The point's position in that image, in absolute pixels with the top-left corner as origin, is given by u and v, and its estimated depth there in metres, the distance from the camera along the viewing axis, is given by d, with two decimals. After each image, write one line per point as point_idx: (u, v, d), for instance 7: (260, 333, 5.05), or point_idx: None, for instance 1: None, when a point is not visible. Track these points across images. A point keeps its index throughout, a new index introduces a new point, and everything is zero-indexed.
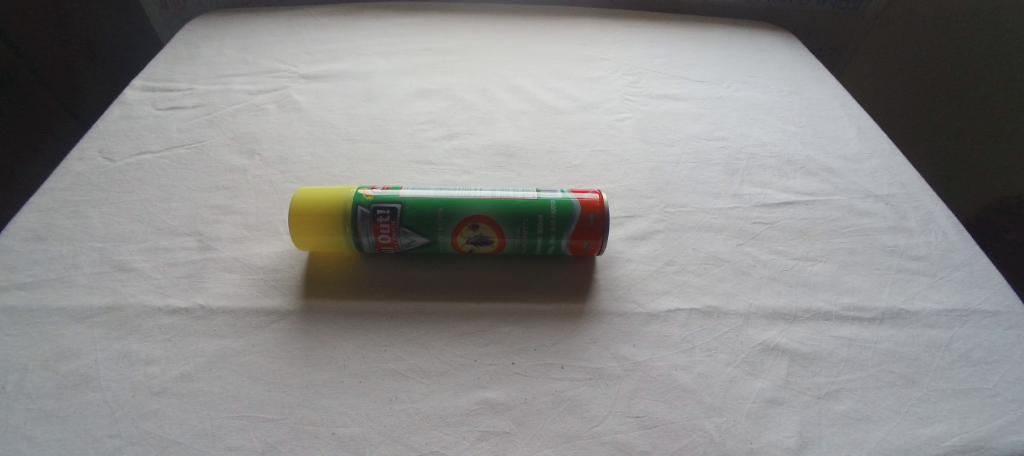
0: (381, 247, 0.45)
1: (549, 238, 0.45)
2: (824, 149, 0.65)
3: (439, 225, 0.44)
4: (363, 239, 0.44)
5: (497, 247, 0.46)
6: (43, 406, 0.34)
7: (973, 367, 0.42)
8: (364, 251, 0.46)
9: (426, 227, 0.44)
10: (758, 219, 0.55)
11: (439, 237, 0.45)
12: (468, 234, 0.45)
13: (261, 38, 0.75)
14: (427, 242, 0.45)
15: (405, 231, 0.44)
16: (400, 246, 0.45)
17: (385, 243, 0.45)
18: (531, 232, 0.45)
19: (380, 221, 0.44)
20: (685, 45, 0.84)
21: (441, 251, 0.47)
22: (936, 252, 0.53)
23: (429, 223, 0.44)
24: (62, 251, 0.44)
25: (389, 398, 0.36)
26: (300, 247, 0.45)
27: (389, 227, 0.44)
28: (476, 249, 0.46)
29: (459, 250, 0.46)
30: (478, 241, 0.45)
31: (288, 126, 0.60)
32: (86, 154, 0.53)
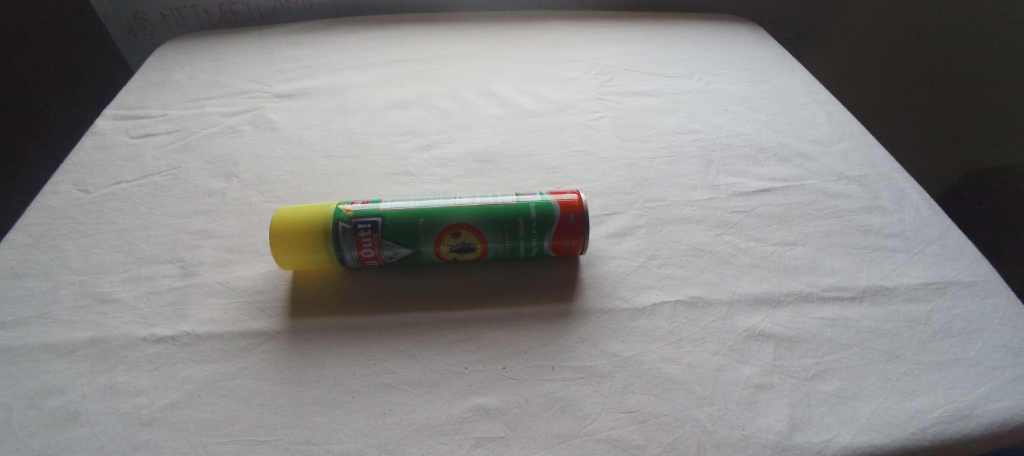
0: (365, 261, 0.45)
1: (532, 241, 0.46)
2: (797, 135, 0.67)
3: (421, 235, 0.44)
4: (346, 254, 0.44)
5: (481, 253, 0.46)
6: (29, 446, 0.33)
7: (952, 338, 0.43)
8: (348, 266, 0.46)
9: (409, 238, 0.44)
10: (736, 208, 0.56)
11: (422, 247, 0.45)
12: (451, 242, 0.45)
13: (233, 59, 0.75)
14: (410, 252, 0.45)
15: (388, 243, 0.44)
16: (384, 259, 0.46)
17: (369, 256, 0.45)
18: (513, 237, 0.45)
19: (362, 235, 0.44)
20: (656, 41, 0.85)
21: (426, 261, 0.47)
22: (909, 229, 0.54)
23: (411, 234, 0.44)
24: (41, 287, 0.43)
25: (382, 411, 0.37)
26: (284, 267, 0.45)
27: (372, 240, 0.44)
28: (459, 256, 0.47)
29: (443, 258, 0.47)
30: (461, 248, 0.46)
31: (266, 147, 0.59)
32: (61, 187, 0.53)
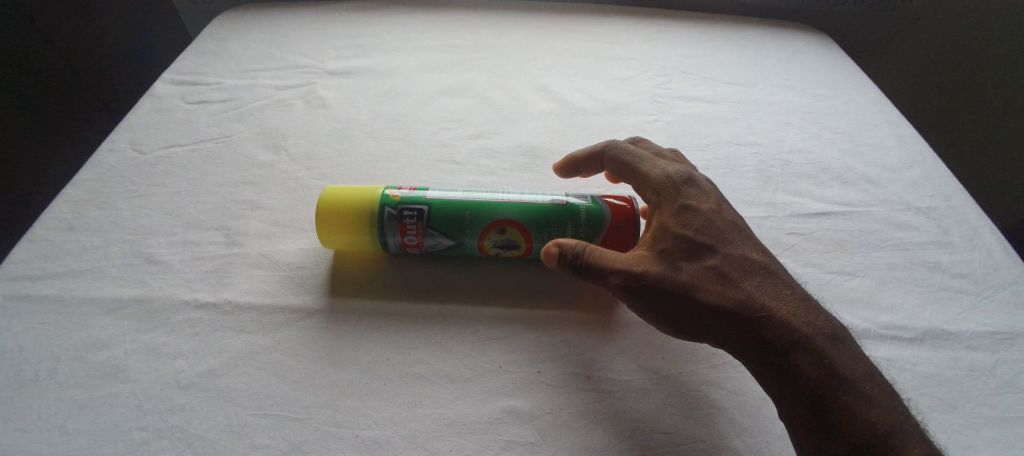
0: (407, 247, 0.45)
1: (578, 244, 0.44)
2: (862, 158, 0.63)
3: (466, 227, 0.43)
4: (388, 239, 0.44)
5: (524, 251, 0.45)
6: (75, 396, 0.35)
7: (1017, 395, 0.41)
8: (389, 251, 0.46)
9: (454, 229, 0.43)
10: (793, 230, 0.53)
11: (465, 240, 0.44)
12: (495, 237, 0.44)
13: (287, 32, 0.75)
14: (453, 243, 0.44)
15: (432, 232, 0.44)
16: (426, 247, 0.45)
17: (411, 243, 0.44)
18: (558, 238, 0.44)
19: (407, 221, 0.43)
20: (717, 46, 0.81)
21: (467, 254, 0.46)
22: (980, 270, 0.50)
23: (456, 225, 0.43)
24: (95, 242, 0.44)
25: (413, 402, 0.36)
26: (327, 246, 0.45)
27: (416, 229, 0.43)
28: (501, 253, 0.45)
29: (485, 254, 0.46)
30: (504, 244, 0.45)
31: (315, 123, 0.59)
32: (118, 146, 0.54)
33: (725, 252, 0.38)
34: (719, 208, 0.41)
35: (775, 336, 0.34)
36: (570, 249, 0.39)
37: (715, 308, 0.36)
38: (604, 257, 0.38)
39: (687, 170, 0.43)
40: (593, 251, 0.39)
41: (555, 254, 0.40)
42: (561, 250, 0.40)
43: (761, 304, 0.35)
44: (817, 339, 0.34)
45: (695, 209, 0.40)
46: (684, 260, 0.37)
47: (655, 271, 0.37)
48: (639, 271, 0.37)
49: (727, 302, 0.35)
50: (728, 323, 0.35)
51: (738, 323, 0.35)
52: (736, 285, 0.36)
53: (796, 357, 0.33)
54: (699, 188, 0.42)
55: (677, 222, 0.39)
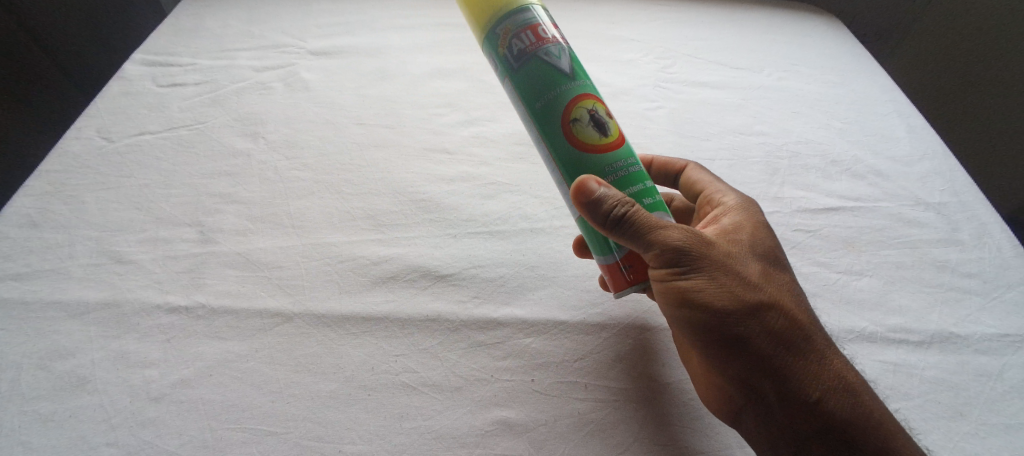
0: (525, 31, 0.33)
1: (646, 199, 0.34)
2: (872, 149, 0.60)
3: (589, 79, 0.34)
4: (528, 14, 0.33)
5: (605, 145, 0.33)
6: (37, 408, 0.32)
7: None
8: (502, 20, 0.33)
9: (584, 71, 0.34)
10: (800, 226, 0.51)
11: (577, 83, 0.33)
12: (601, 111, 0.34)
13: (268, 7, 0.70)
14: (568, 71, 0.33)
15: (564, 52, 0.34)
16: (541, 47, 0.33)
17: (537, 32, 0.33)
18: (634, 178, 0.34)
19: (556, 29, 0.34)
20: (724, 27, 0.77)
21: (549, 94, 0.33)
22: (989, 269, 0.48)
23: (585, 72, 0.34)
24: (58, 240, 0.41)
25: (399, 414, 0.34)
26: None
27: (556, 36, 0.34)
28: (581, 124, 0.33)
29: (567, 110, 0.33)
30: (598, 122, 0.33)
31: (297, 108, 0.56)
32: (84, 133, 0.50)
33: (778, 271, 0.37)
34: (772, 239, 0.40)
35: (808, 353, 0.34)
36: (608, 201, 0.32)
37: (761, 309, 0.34)
38: (647, 217, 0.32)
39: (748, 201, 0.42)
40: (637, 210, 0.32)
41: (593, 192, 0.32)
42: (595, 197, 0.32)
43: (798, 320, 0.35)
44: (845, 364, 0.34)
45: (761, 225, 0.40)
46: (738, 258, 0.35)
47: (710, 256, 0.34)
48: (691, 249, 0.33)
49: (776, 307, 0.34)
50: (770, 328, 0.33)
51: (778, 332, 0.34)
52: (783, 296, 0.35)
53: (823, 379, 0.33)
54: (762, 220, 0.40)
55: (739, 231, 0.39)
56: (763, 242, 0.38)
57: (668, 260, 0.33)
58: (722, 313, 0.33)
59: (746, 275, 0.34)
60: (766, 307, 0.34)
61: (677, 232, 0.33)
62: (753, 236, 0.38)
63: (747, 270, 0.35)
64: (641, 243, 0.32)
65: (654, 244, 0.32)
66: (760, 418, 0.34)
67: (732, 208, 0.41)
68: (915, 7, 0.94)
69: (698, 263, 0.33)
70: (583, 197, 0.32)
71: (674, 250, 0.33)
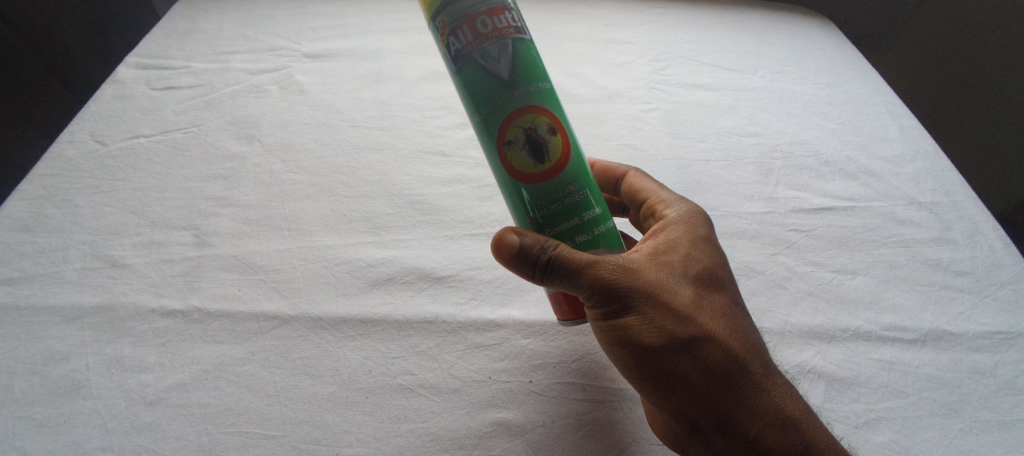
0: (463, 28, 0.30)
1: (579, 237, 0.33)
2: (864, 149, 0.61)
3: (534, 84, 0.31)
4: (470, 5, 0.30)
5: (541, 170, 0.32)
6: (32, 414, 0.32)
7: (1017, 397, 0.40)
8: (442, 14, 0.31)
9: (529, 76, 0.31)
10: (794, 226, 0.51)
11: (517, 96, 0.31)
12: (542, 128, 0.31)
13: (263, 10, 0.70)
14: (507, 79, 0.31)
15: (508, 56, 0.31)
16: (478, 50, 0.30)
17: (475, 30, 0.30)
18: (572, 208, 0.33)
19: (503, 18, 0.31)
20: (717, 29, 0.78)
21: (484, 107, 0.31)
22: (982, 268, 0.49)
23: (531, 72, 0.31)
24: (51, 244, 0.41)
25: (397, 417, 0.34)
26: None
27: (504, 36, 0.31)
28: (515, 146, 0.31)
29: (502, 129, 0.31)
30: (535, 144, 0.31)
31: (292, 111, 0.56)
32: (77, 136, 0.50)
33: (716, 293, 0.34)
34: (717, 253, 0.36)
35: (749, 383, 0.31)
36: (526, 245, 0.31)
37: (692, 344, 0.31)
38: (566, 254, 0.31)
39: (693, 212, 0.39)
40: (558, 247, 0.31)
41: (514, 245, 0.31)
42: (513, 245, 0.31)
43: (737, 349, 0.32)
44: (789, 395, 0.31)
45: (698, 240, 0.36)
46: (669, 283, 0.33)
47: (635, 286, 0.32)
48: (614, 282, 0.32)
49: (711, 338, 0.32)
50: (703, 364, 0.31)
51: (713, 364, 0.31)
52: (719, 322, 0.33)
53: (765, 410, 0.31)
54: (705, 233, 0.37)
55: (673, 249, 0.36)
56: (702, 261, 0.35)
57: (592, 296, 0.32)
58: (650, 347, 0.32)
59: (676, 304, 0.32)
60: (698, 340, 0.31)
61: (600, 266, 0.32)
62: (688, 255, 0.35)
63: (676, 297, 0.32)
64: (562, 282, 0.32)
65: (574, 281, 0.31)
66: (704, 451, 0.32)
67: (673, 222, 0.38)
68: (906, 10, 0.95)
69: (621, 296, 0.32)
70: (501, 243, 0.32)
71: (596, 285, 0.31)
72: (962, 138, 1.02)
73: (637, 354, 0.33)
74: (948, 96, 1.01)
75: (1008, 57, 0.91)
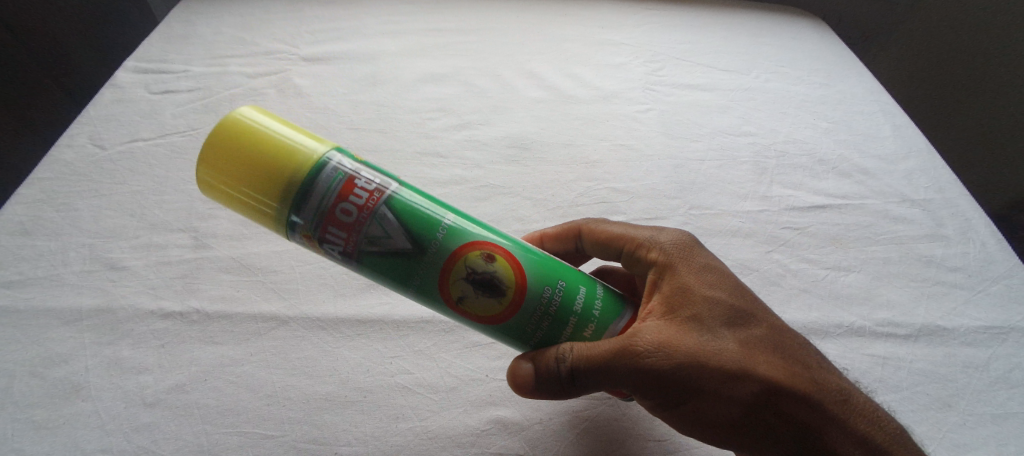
0: (330, 229, 0.26)
1: (585, 331, 0.30)
2: (858, 148, 0.61)
3: (439, 228, 0.27)
4: (315, 204, 0.25)
5: (506, 309, 0.28)
6: (31, 416, 0.32)
7: (1010, 391, 0.40)
8: (300, 225, 0.26)
9: (422, 227, 0.27)
10: (789, 224, 0.52)
11: (430, 254, 0.27)
12: (478, 263, 0.27)
13: (260, 14, 0.70)
14: (407, 247, 0.27)
15: (392, 225, 0.26)
16: (365, 237, 0.26)
17: (342, 222, 0.26)
18: (556, 322, 0.29)
19: (357, 185, 0.26)
20: (711, 30, 0.78)
21: (413, 282, 0.28)
22: (974, 263, 0.49)
23: (426, 217, 0.27)
24: (50, 247, 0.41)
25: (396, 415, 0.35)
26: (221, 149, 0.26)
27: (368, 204, 0.26)
28: (468, 299, 0.28)
29: (443, 291, 0.28)
30: (481, 282, 0.28)
31: (290, 114, 0.56)
32: (76, 140, 0.50)
33: (753, 326, 0.31)
34: (726, 282, 0.33)
35: (823, 411, 0.30)
36: (551, 366, 0.29)
37: (756, 400, 0.29)
38: (597, 358, 0.28)
39: (679, 244, 0.35)
40: (582, 353, 0.28)
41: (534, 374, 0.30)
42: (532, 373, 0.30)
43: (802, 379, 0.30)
44: (860, 408, 0.30)
45: (705, 278, 0.33)
46: (711, 344, 0.29)
47: (680, 364, 0.28)
48: (659, 367, 0.28)
49: (777, 384, 0.29)
50: (773, 415, 0.29)
51: (783, 410, 0.29)
52: (774, 358, 0.30)
53: (846, 432, 0.29)
54: (702, 263, 0.34)
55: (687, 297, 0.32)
56: (721, 300, 0.31)
57: (640, 386, 0.29)
58: (720, 417, 0.29)
59: (727, 366, 0.29)
60: (763, 394, 0.29)
61: (636, 354, 0.28)
62: (707, 299, 0.31)
63: (727, 357, 0.29)
64: (605, 382, 0.29)
65: (618, 379, 0.28)
66: None
67: (671, 261, 0.34)
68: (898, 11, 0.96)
69: (671, 380, 0.29)
70: (524, 378, 0.30)
71: (641, 377, 0.28)
72: (954, 136, 1.03)
73: (709, 427, 0.30)
74: (940, 95, 1.02)
75: (1001, 55, 0.91)
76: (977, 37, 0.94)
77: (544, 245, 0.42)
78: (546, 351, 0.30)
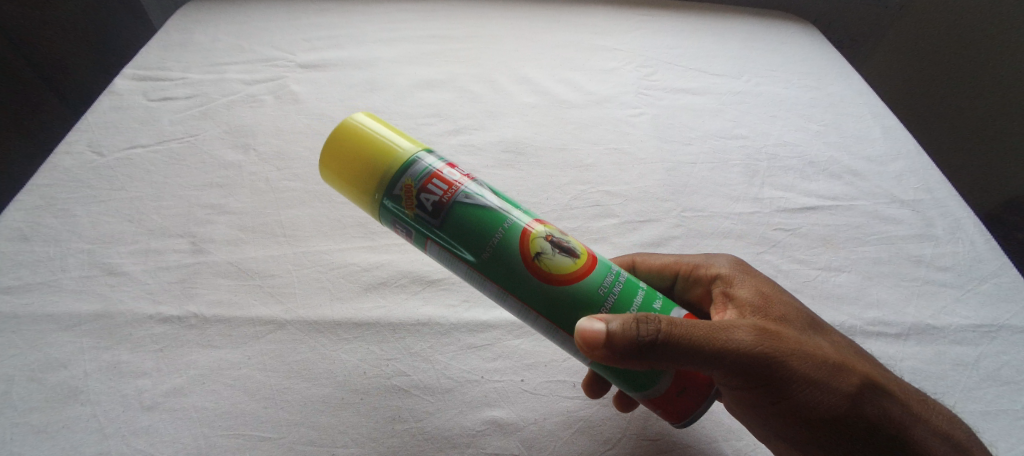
0: (434, 182, 0.30)
1: (656, 302, 0.32)
2: (848, 150, 0.62)
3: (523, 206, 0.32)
4: (430, 162, 0.31)
5: (580, 268, 0.30)
6: (29, 420, 0.32)
7: (999, 388, 0.41)
8: (407, 174, 0.30)
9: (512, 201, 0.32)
10: (780, 225, 0.52)
11: (518, 217, 0.30)
12: (557, 233, 0.31)
13: (257, 22, 0.71)
14: (500, 206, 0.30)
15: (486, 191, 0.31)
16: (464, 189, 0.30)
17: (445, 179, 0.30)
18: (625, 290, 0.31)
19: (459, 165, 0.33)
20: (703, 35, 0.80)
21: (494, 235, 0.29)
22: (963, 263, 0.50)
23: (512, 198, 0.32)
24: (49, 253, 0.41)
25: (392, 417, 0.35)
26: (351, 121, 0.32)
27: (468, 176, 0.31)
28: (548, 255, 0.30)
29: (524, 249, 0.30)
30: (561, 246, 0.30)
31: (287, 120, 0.57)
32: (74, 147, 0.50)
33: (828, 332, 0.34)
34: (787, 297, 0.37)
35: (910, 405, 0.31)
36: (626, 331, 0.27)
37: (853, 388, 0.29)
38: (697, 330, 0.28)
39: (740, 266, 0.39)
40: (675, 325, 0.28)
41: (617, 344, 0.27)
42: (607, 335, 0.27)
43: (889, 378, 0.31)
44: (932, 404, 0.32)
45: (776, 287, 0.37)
46: (803, 337, 0.31)
47: (782, 347, 0.29)
48: (762, 348, 0.29)
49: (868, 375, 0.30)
50: (875, 406, 0.29)
51: (882, 400, 0.30)
52: (859, 359, 0.32)
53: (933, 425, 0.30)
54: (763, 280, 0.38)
55: (765, 304, 0.35)
56: (793, 306, 0.35)
57: (741, 368, 0.29)
58: (818, 408, 0.29)
59: (823, 353, 0.30)
60: (858, 382, 0.30)
61: (739, 333, 0.29)
62: (785, 304, 0.35)
63: (822, 349, 0.31)
64: (705, 358, 0.28)
65: (722, 355, 0.28)
66: None
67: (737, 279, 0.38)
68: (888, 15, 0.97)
69: (773, 363, 0.29)
70: (597, 341, 0.27)
71: (743, 356, 0.28)
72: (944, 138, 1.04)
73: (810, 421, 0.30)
74: (930, 94, 1.03)
75: (992, 53, 0.92)
76: (968, 36, 0.95)
77: None
78: (622, 321, 0.28)
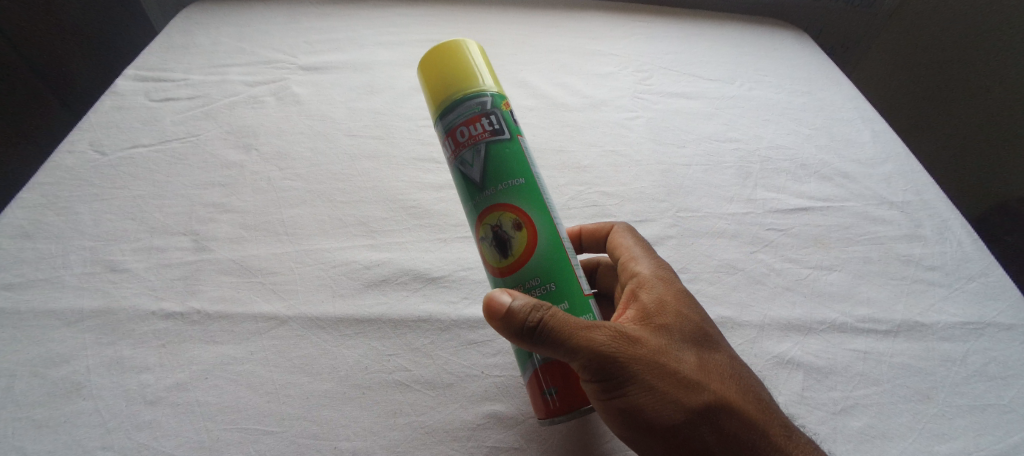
0: (448, 139, 0.35)
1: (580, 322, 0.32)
2: (838, 152, 0.64)
3: (506, 184, 0.33)
4: (452, 118, 0.35)
5: (505, 265, 0.33)
6: (31, 415, 0.33)
7: (987, 383, 0.42)
8: (435, 128, 0.36)
9: (498, 177, 0.33)
10: (772, 225, 0.54)
11: (489, 193, 0.33)
12: (508, 224, 0.33)
13: (259, 25, 0.72)
14: (477, 182, 0.34)
15: (481, 159, 0.34)
16: (457, 158, 0.35)
17: (456, 139, 0.35)
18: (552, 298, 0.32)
19: (479, 124, 0.34)
20: (697, 41, 0.81)
21: (466, 206, 0.35)
22: (951, 262, 0.51)
23: (500, 174, 0.33)
24: (51, 250, 0.42)
25: (393, 411, 0.35)
26: (425, 57, 0.37)
27: (480, 135, 0.34)
28: (484, 242, 0.34)
29: (476, 225, 0.35)
30: (500, 239, 0.33)
31: (289, 121, 0.57)
32: (77, 146, 0.51)
33: (714, 353, 0.34)
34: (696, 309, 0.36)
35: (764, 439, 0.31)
36: (523, 311, 0.30)
37: (705, 412, 0.31)
38: (566, 327, 0.29)
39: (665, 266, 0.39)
40: (551, 320, 0.30)
41: (504, 311, 0.30)
42: (508, 309, 0.30)
43: (748, 406, 0.32)
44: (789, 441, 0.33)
45: (682, 298, 0.36)
46: (674, 355, 0.32)
47: (643, 359, 0.30)
48: (618, 354, 0.30)
49: (726, 400, 0.32)
50: (720, 430, 0.31)
51: (730, 431, 0.31)
52: (725, 383, 0.33)
53: None
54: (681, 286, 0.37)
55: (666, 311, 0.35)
56: (697, 320, 0.35)
57: (594, 368, 0.30)
58: (658, 422, 0.30)
59: (686, 374, 0.31)
60: (711, 406, 0.31)
61: (602, 332, 0.30)
62: (678, 316, 0.34)
63: (683, 368, 0.31)
64: (568, 352, 0.30)
65: (581, 352, 0.29)
66: None
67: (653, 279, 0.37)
68: (882, 20, 0.98)
69: (625, 372, 0.30)
70: (497, 312, 0.31)
71: (599, 359, 0.29)
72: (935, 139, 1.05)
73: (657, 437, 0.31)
74: (928, 98, 1.05)
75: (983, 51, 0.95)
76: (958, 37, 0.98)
77: (580, 238, 0.45)
78: (516, 303, 0.30)
